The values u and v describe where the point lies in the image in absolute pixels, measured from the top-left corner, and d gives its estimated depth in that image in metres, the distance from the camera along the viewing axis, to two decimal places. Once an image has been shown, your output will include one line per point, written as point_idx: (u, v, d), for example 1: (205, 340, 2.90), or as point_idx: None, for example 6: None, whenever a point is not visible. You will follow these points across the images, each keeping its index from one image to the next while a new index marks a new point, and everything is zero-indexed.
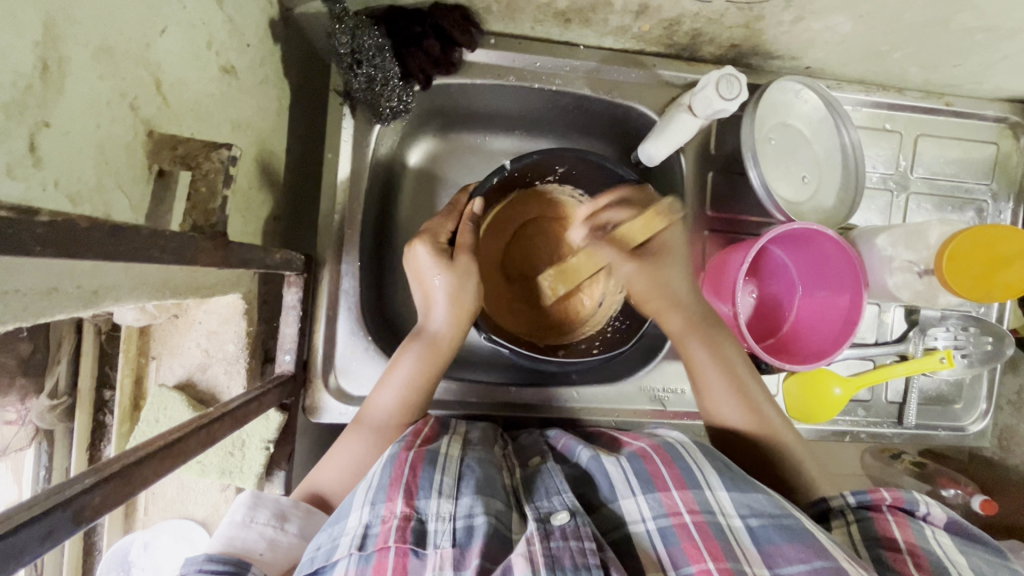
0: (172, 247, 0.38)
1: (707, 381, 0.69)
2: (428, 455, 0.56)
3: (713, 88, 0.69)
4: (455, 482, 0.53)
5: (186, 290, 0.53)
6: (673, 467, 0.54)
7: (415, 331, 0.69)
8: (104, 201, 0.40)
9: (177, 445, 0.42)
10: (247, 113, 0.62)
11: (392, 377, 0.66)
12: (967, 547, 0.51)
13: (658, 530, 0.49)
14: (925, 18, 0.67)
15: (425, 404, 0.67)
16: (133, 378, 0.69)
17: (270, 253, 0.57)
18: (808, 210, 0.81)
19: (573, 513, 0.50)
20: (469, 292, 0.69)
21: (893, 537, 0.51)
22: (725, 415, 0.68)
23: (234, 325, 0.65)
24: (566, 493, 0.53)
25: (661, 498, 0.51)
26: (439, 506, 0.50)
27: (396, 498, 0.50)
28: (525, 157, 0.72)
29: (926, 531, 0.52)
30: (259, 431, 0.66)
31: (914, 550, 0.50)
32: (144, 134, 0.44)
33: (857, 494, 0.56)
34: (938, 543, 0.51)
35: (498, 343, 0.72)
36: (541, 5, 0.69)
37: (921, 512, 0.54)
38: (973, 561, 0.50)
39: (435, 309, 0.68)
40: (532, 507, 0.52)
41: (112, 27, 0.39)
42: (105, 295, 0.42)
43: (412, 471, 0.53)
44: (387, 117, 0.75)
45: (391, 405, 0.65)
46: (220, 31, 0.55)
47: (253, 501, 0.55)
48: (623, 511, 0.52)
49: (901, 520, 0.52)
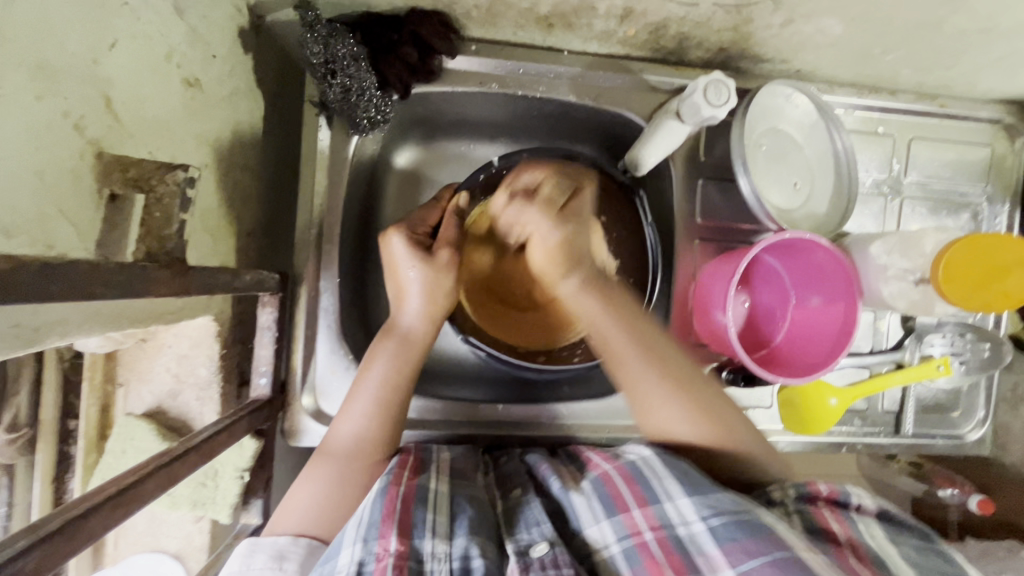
0: (116, 280, 0.35)
1: (639, 387, 0.63)
2: (419, 492, 0.53)
3: (701, 95, 0.67)
4: (448, 521, 0.51)
5: (148, 318, 0.50)
6: (634, 485, 0.53)
7: (385, 328, 0.66)
8: (44, 232, 0.37)
9: (128, 491, 0.39)
10: (214, 128, 0.59)
11: (366, 380, 0.63)
12: (900, 537, 0.51)
13: (623, 553, 0.49)
14: (917, 20, 0.65)
15: (402, 405, 0.64)
16: (100, 406, 0.66)
17: (238, 275, 0.55)
18: (800, 217, 0.79)
19: (552, 544, 0.50)
20: (445, 286, 0.67)
21: (831, 528, 0.51)
22: (674, 430, 0.60)
23: (206, 348, 0.62)
24: (546, 524, 0.53)
25: (624, 520, 0.51)
26: (434, 546, 0.48)
27: (389, 534, 0.48)
28: (512, 154, 0.72)
29: (859, 523, 0.52)
30: (233, 459, 0.63)
31: (852, 542, 0.50)
32: (92, 156, 0.41)
33: (797, 487, 0.56)
34: (871, 536, 0.51)
35: (475, 346, 0.72)
36: (522, 10, 0.67)
37: (853, 504, 0.55)
38: (904, 551, 0.49)
39: (409, 302, 0.66)
40: (512, 541, 0.51)
41: (50, 44, 0.36)
42: (49, 332, 0.39)
43: (405, 506, 0.51)
44: (364, 128, 0.71)
45: (366, 411, 0.62)
46: (181, 42, 0.52)
47: (249, 548, 0.53)
48: (591, 539, 0.52)
49: (835, 514, 0.53)
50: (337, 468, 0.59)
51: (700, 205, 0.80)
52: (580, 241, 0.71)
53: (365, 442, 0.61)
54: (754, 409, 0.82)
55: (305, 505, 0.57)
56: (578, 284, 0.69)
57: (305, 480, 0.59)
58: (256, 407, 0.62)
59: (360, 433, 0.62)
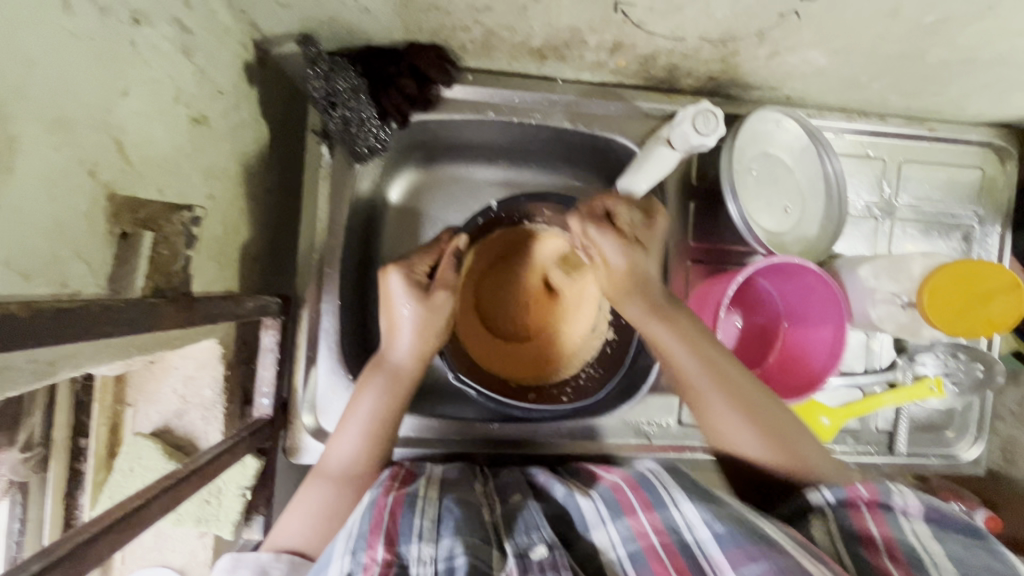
0: (126, 318, 0.38)
1: (704, 400, 0.68)
2: (407, 499, 0.56)
3: (689, 124, 0.69)
4: (434, 524, 0.54)
5: (155, 346, 0.53)
6: (639, 492, 0.56)
7: (376, 361, 0.68)
8: (60, 273, 0.39)
9: (135, 515, 0.43)
10: (221, 160, 0.62)
11: (354, 415, 0.65)
12: (944, 534, 0.52)
13: (629, 556, 0.51)
14: (900, 52, 0.66)
15: (390, 438, 0.66)
16: (109, 425, 0.69)
17: (242, 301, 0.57)
18: (790, 240, 0.80)
19: (552, 547, 0.52)
20: (435, 324, 0.69)
21: (867, 529, 0.53)
22: (746, 451, 0.66)
23: (212, 370, 0.65)
24: (545, 528, 0.55)
25: (631, 523, 0.53)
26: (419, 550, 0.51)
27: (377, 544, 0.50)
28: (512, 198, 0.75)
29: (902, 524, 0.53)
30: (236, 478, 0.66)
31: (888, 542, 0.51)
32: (104, 198, 0.43)
33: (834, 491, 0.58)
34: (913, 533, 0.52)
35: (464, 382, 0.73)
36: (516, 43, 0.69)
37: (896, 505, 0.55)
38: (948, 547, 0.50)
39: (400, 338, 0.68)
40: (511, 542, 0.53)
41: (66, 98, 0.39)
42: (64, 364, 0.41)
43: (393, 516, 0.53)
44: (365, 156, 0.74)
45: (354, 448, 0.64)
46: (190, 83, 0.55)
47: (233, 563, 0.56)
48: (597, 542, 0.54)
49: (876, 513, 0.54)
50: (328, 494, 0.63)
51: (692, 228, 0.81)
52: (646, 273, 0.71)
53: (352, 472, 0.64)
54: None
55: (298, 529, 0.61)
56: (641, 310, 0.70)
57: (297, 504, 0.62)
58: (258, 427, 0.65)
59: (349, 461, 0.64)
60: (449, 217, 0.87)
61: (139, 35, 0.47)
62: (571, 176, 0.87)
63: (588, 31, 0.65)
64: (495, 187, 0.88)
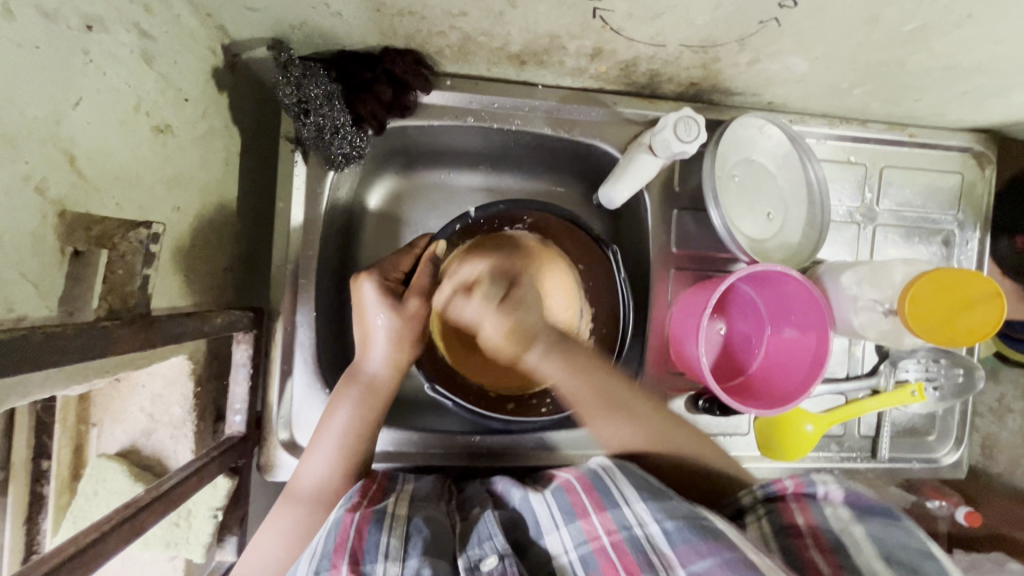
0: (74, 346, 0.36)
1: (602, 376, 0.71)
2: (374, 515, 0.55)
3: (671, 131, 0.68)
4: (402, 543, 0.53)
5: (114, 367, 0.50)
6: (593, 493, 0.57)
7: (350, 373, 0.66)
8: (3, 296, 0.37)
9: (89, 550, 0.41)
10: (187, 170, 0.60)
11: (328, 429, 0.63)
12: (865, 515, 0.55)
13: (580, 558, 0.53)
14: (881, 58, 0.65)
15: (365, 452, 0.64)
16: (73, 447, 0.67)
17: (209, 318, 0.55)
18: (773, 247, 0.80)
19: (502, 557, 0.52)
20: (412, 335, 0.67)
21: (795, 522, 0.56)
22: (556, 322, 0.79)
23: (180, 388, 0.62)
24: (498, 536, 0.54)
25: (583, 527, 0.54)
26: (384, 570, 0.50)
27: (340, 564, 0.50)
28: (490, 207, 0.72)
29: (826, 511, 0.56)
30: (206, 499, 0.64)
31: (814, 533, 0.54)
32: (55, 216, 0.41)
33: (765, 487, 0.60)
34: (837, 520, 0.55)
35: (441, 394, 0.71)
36: (494, 49, 0.67)
37: (821, 492, 0.58)
38: (870, 529, 0.53)
39: (373, 349, 0.66)
40: (464, 556, 0.53)
41: (9, 111, 0.37)
42: (10, 393, 0.39)
43: (358, 535, 0.52)
44: (339, 163, 0.72)
45: (324, 469, 0.62)
46: (152, 91, 0.53)
47: None
48: (549, 547, 0.55)
49: (802, 505, 0.57)
50: (300, 517, 0.61)
51: (675, 236, 0.80)
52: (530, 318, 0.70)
53: (328, 490, 0.62)
54: (732, 436, 0.83)
55: (269, 554, 0.60)
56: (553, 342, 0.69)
57: (269, 527, 0.61)
58: (228, 446, 0.63)
59: (323, 480, 0.62)
60: (430, 224, 0.86)
61: (91, 42, 0.44)
62: (553, 182, 0.86)
63: (567, 37, 0.64)
64: (476, 193, 0.86)
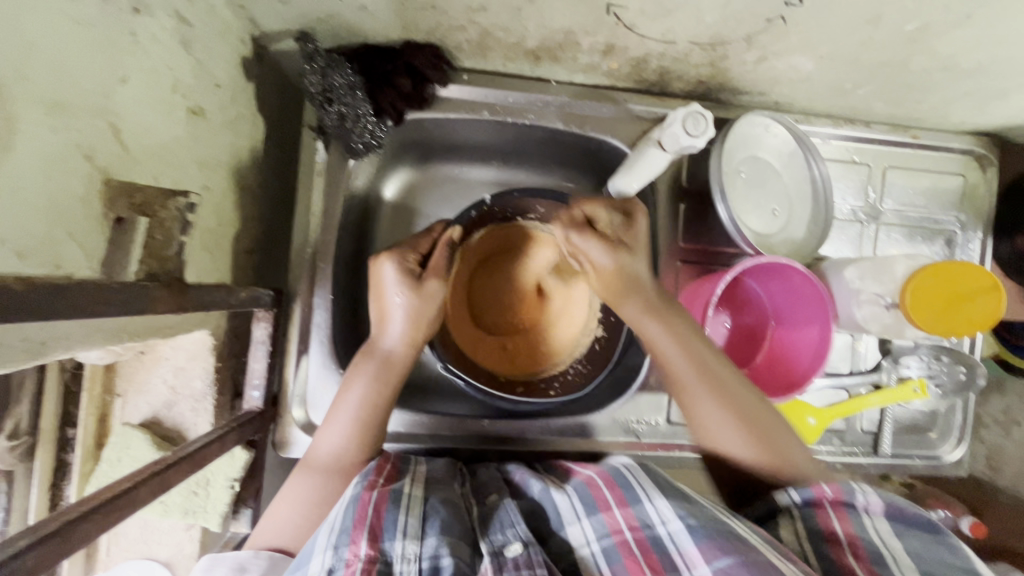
0: (116, 300, 0.39)
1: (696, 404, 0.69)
2: (392, 495, 0.57)
3: (679, 126, 0.70)
4: (420, 523, 0.54)
5: (147, 333, 0.53)
6: (616, 489, 0.58)
7: (367, 349, 0.68)
8: (53, 252, 0.40)
9: (123, 497, 0.43)
10: (216, 152, 0.62)
11: (345, 401, 0.65)
12: (902, 530, 0.55)
13: (603, 551, 0.53)
14: (885, 58, 0.68)
15: (381, 426, 0.66)
16: (98, 416, 0.70)
17: (234, 291, 0.58)
18: (778, 240, 0.82)
19: (525, 545, 0.53)
20: (428, 314, 0.70)
21: (832, 529, 0.55)
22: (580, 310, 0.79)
23: (202, 361, 0.64)
24: (520, 525, 0.56)
25: (605, 520, 0.56)
26: (404, 547, 0.51)
27: (360, 540, 0.51)
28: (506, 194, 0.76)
29: (865, 522, 0.56)
30: (225, 469, 0.66)
31: (852, 540, 0.54)
32: (100, 182, 0.44)
33: (801, 492, 0.60)
34: (876, 531, 0.55)
35: (453, 374, 0.73)
36: (511, 44, 0.70)
37: (859, 502, 0.58)
38: (909, 544, 0.53)
39: (390, 326, 0.69)
40: (486, 541, 0.54)
41: (65, 82, 0.40)
42: (54, 345, 0.42)
43: (377, 511, 0.54)
44: (360, 152, 0.75)
45: (340, 441, 0.64)
46: (188, 75, 0.56)
47: (211, 562, 0.57)
48: (571, 538, 0.56)
49: (841, 512, 0.57)
50: (316, 485, 0.63)
51: (682, 229, 0.83)
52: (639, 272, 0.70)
53: (344, 461, 0.64)
54: None
55: (285, 523, 0.62)
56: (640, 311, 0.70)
57: (287, 496, 0.63)
58: (247, 418, 0.65)
59: (340, 451, 0.64)
60: (443, 215, 0.88)
61: (138, 24, 0.47)
62: (564, 177, 0.89)
63: (581, 33, 0.66)
64: (489, 187, 0.89)
